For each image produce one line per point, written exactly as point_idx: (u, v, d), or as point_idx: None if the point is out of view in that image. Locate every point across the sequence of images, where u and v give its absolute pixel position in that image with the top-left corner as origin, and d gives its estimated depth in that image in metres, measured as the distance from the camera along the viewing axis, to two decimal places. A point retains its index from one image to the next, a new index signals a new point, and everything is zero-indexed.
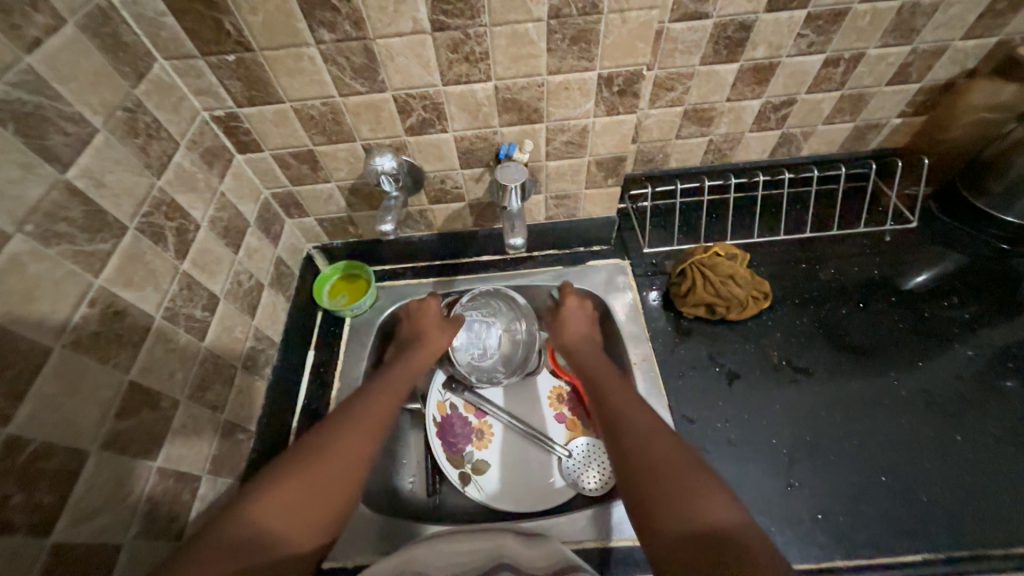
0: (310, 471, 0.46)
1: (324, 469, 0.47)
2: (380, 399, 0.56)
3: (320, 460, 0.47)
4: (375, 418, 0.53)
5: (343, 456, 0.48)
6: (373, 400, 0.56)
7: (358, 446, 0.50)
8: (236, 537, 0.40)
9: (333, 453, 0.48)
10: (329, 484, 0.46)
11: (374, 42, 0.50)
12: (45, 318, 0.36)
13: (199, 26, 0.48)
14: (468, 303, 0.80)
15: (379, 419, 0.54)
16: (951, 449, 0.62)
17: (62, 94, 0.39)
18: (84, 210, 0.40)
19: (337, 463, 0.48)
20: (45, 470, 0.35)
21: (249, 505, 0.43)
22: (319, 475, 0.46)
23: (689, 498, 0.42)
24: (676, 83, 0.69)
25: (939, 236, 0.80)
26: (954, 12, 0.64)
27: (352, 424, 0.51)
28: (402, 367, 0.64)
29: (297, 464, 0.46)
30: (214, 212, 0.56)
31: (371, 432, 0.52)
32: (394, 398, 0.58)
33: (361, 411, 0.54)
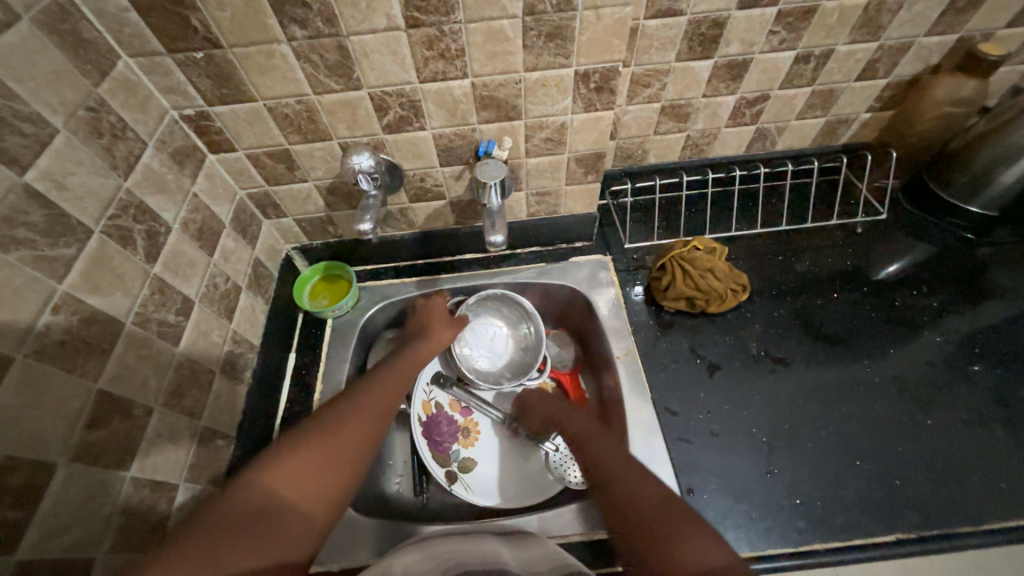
0: (315, 451, 0.46)
1: (328, 451, 0.46)
2: (385, 388, 0.56)
3: (324, 442, 0.47)
4: (379, 407, 0.53)
5: (346, 441, 0.48)
6: (378, 388, 0.55)
7: (362, 432, 0.49)
8: (238, 512, 0.39)
9: (337, 437, 0.48)
10: (332, 467, 0.46)
11: (348, 39, 0.50)
12: (5, 326, 0.35)
13: (164, 22, 0.46)
14: (474, 305, 0.82)
15: (383, 407, 0.54)
16: (922, 433, 0.64)
17: (17, 94, 0.37)
18: (45, 214, 0.39)
19: (341, 447, 0.47)
20: (8, 485, 0.33)
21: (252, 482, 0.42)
22: (323, 457, 0.46)
23: (674, 545, 0.43)
24: (653, 79, 0.70)
25: (909, 227, 0.83)
26: (917, 10, 0.65)
27: (356, 410, 0.51)
28: (409, 359, 0.63)
29: (301, 444, 0.46)
30: (187, 214, 0.55)
31: (373, 420, 0.51)
32: (399, 387, 0.58)
33: (366, 398, 0.53)
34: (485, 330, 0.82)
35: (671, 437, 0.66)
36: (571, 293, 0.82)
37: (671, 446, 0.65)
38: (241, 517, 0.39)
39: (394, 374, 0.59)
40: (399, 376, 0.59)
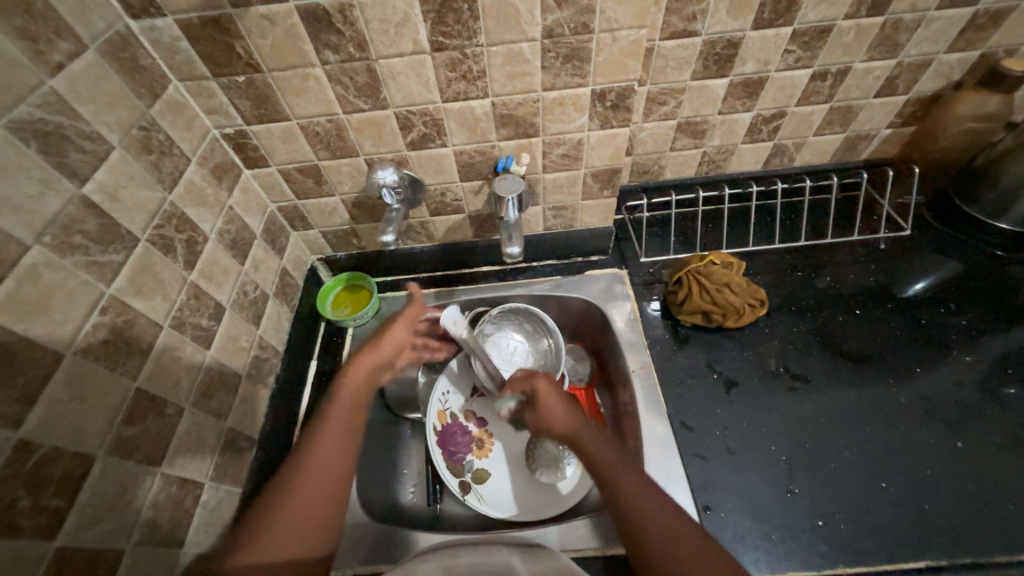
0: (284, 512, 0.45)
1: (298, 506, 0.45)
2: (340, 413, 0.52)
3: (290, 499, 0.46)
4: (337, 434, 0.50)
5: (312, 486, 0.47)
6: (332, 412, 0.52)
7: (325, 470, 0.48)
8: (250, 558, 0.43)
9: (302, 487, 0.46)
10: (308, 518, 0.45)
11: (376, 62, 0.53)
12: (58, 325, 0.37)
13: (212, 50, 0.50)
14: (495, 316, 0.81)
15: (342, 433, 0.50)
16: (952, 455, 0.62)
17: (81, 114, 0.41)
18: (99, 223, 0.42)
19: (308, 494, 0.46)
20: (53, 475, 0.35)
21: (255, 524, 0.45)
22: (295, 514, 0.45)
23: None
24: (669, 97, 0.72)
25: (935, 244, 0.81)
26: (936, 27, 0.66)
27: (314, 448, 0.49)
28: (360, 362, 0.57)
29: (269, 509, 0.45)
30: (222, 225, 0.58)
31: (342, 428, 0.51)
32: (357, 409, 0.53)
33: (321, 429, 0.50)
34: (506, 344, 0.81)
35: (687, 452, 0.65)
36: (587, 306, 0.83)
37: (687, 462, 0.64)
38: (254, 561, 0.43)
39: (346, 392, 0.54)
40: (352, 394, 0.54)
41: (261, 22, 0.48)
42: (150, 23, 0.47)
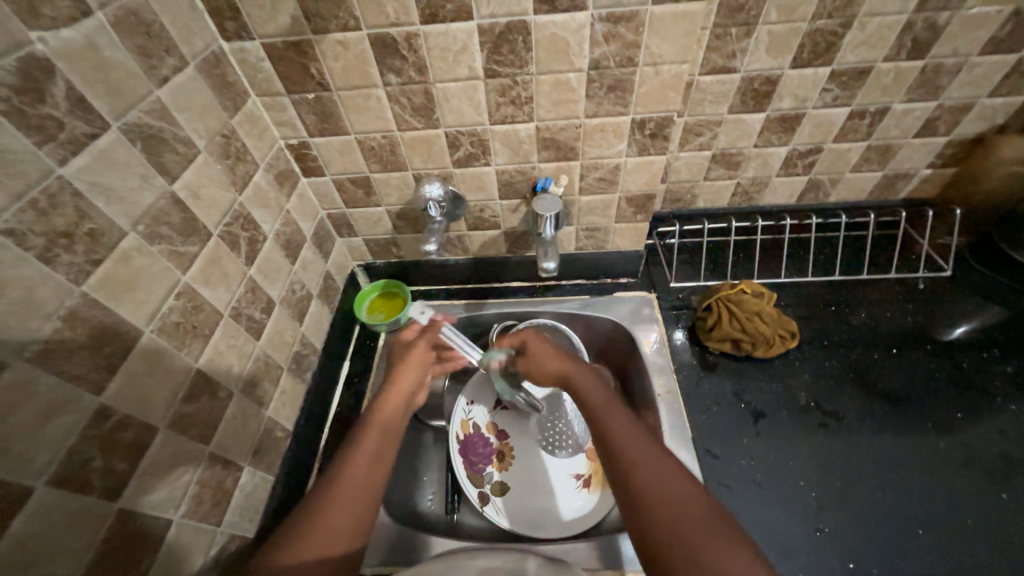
0: (324, 522, 0.45)
1: (339, 515, 0.46)
2: (379, 426, 0.54)
3: (330, 509, 0.46)
4: (375, 447, 0.52)
5: (353, 490, 0.48)
6: (370, 424, 0.54)
7: (364, 482, 0.49)
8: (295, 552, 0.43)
9: (343, 497, 0.47)
10: (346, 526, 0.46)
11: (434, 86, 0.57)
12: (141, 305, 0.41)
13: (289, 70, 0.56)
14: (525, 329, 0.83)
15: (381, 446, 0.53)
16: (995, 507, 0.59)
17: (178, 121, 0.46)
18: (182, 217, 0.46)
19: (350, 503, 0.47)
20: (122, 440, 0.39)
21: (299, 524, 0.45)
22: (335, 522, 0.46)
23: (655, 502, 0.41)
24: (705, 129, 0.74)
25: (978, 287, 0.79)
26: (979, 72, 0.66)
27: (353, 461, 0.50)
28: (396, 374, 0.59)
29: (308, 518, 0.46)
30: (280, 227, 0.63)
31: (383, 432, 0.54)
32: (395, 425, 0.55)
33: (362, 437, 0.52)
34: None
35: (711, 480, 0.64)
36: (614, 327, 0.84)
37: (710, 489, 0.64)
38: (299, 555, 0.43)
39: (384, 409, 0.56)
40: (391, 411, 0.56)
41: (335, 47, 0.54)
42: (240, 45, 0.53)
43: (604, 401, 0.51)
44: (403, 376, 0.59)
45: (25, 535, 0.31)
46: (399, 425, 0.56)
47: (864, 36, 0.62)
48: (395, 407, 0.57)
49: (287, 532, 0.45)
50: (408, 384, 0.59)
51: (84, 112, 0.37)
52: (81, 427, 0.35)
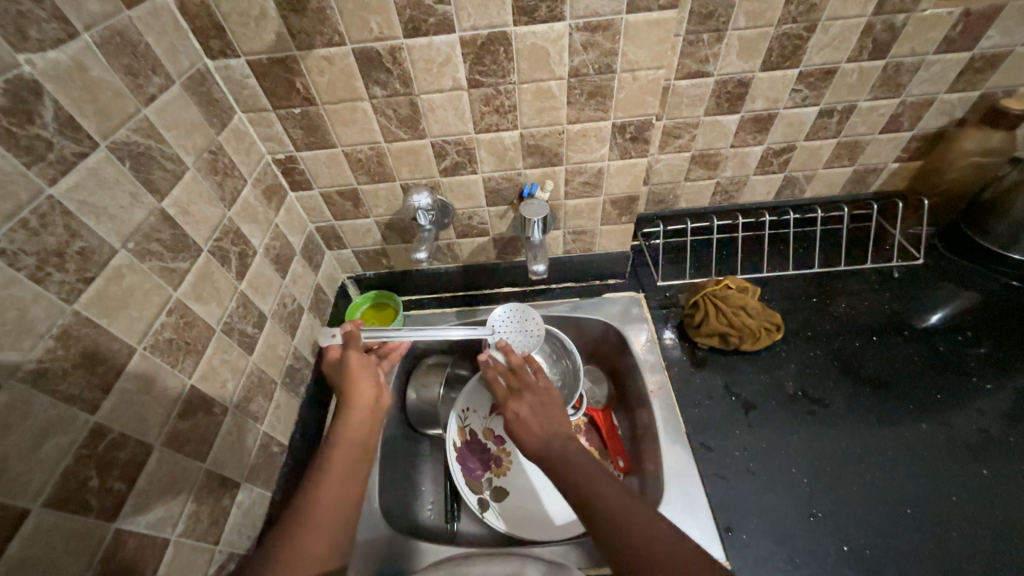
0: (305, 543, 0.45)
1: (321, 534, 0.46)
2: (348, 439, 0.54)
3: (311, 529, 0.46)
4: (346, 463, 0.52)
5: (332, 500, 0.48)
6: (340, 439, 0.53)
7: (341, 498, 0.49)
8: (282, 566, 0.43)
9: (322, 514, 0.47)
10: (328, 544, 0.46)
11: (419, 97, 0.59)
12: (133, 322, 0.41)
13: (275, 86, 0.57)
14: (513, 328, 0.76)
15: (352, 461, 0.52)
16: (977, 484, 0.61)
17: (166, 139, 0.47)
18: (171, 233, 0.46)
19: (332, 520, 0.47)
20: (118, 459, 0.38)
21: (282, 537, 0.45)
22: (317, 541, 0.45)
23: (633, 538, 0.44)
24: (683, 131, 0.77)
25: (949, 273, 0.83)
26: (936, 70, 0.70)
27: (327, 480, 0.50)
28: (354, 386, 0.58)
29: (290, 542, 0.44)
30: (269, 240, 0.63)
31: (354, 444, 0.53)
32: (365, 437, 0.55)
33: (334, 449, 0.53)
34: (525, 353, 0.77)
35: (706, 472, 0.65)
36: (604, 327, 0.85)
37: (706, 481, 0.65)
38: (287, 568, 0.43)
39: (351, 422, 0.55)
40: (357, 425, 0.55)
41: (320, 62, 0.55)
42: (225, 63, 0.54)
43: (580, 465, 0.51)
44: (359, 388, 0.58)
45: (21, 558, 0.31)
46: (371, 436, 0.56)
47: (828, 39, 0.66)
48: (362, 418, 0.56)
49: (272, 546, 0.44)
50: (368, 395, 0.58)
51: (73, 132, 0.37)
52: (76, 447, 0.35)
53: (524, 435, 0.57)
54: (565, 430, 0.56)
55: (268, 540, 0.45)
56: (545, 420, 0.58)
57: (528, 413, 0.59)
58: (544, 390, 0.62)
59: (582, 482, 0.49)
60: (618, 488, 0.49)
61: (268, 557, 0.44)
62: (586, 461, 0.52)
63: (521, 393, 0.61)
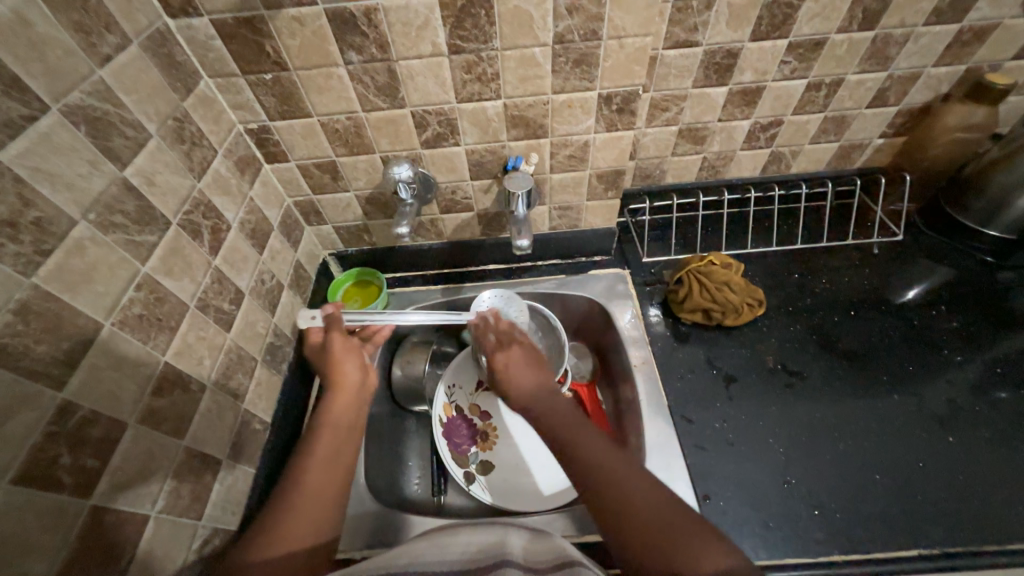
0: (290, 524, 0.44)
1: (309, 515, 0.46)
2: (332, 422, 0.54)
3: (295, 509, 0.46)
4: (332, 445, 0.52)
5: (318, 482, 0.48)
6: (324, 422, 0.53)
7: (328, 480, 0.49)
8: (270, 549, 0.42)
9: (308, 495, 0.47)
10: (313, 523, 0.45)
11: (397, 63, 0.56)
12: (99, 297, 0.40)
13: (243, 48, 0.54)
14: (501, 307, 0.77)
15: (337, 443, 0.52)
16: (942, 450, 0.64)
17: (125, 104, 0.44)
18: (136, 205, 0.44)
19: (316, 502, 0.47)
20: (90, 437, 0.38)
21: (270, 521, 0.45)
22: (301, 522, 0.45)
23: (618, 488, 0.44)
24: (670, 104, 0.75)
25: (926, 249, 0.84)
26: (924, 42, 0.69)
27: (312, 463, 0.49)
28: (337, 370, 0.58)
29: (277, 525, 0.44)
30: (244, 215, 0.61)
31: (340, 426, 0.53)
32: (349, 419, 0.55)
33: (319, 433, 0.52)
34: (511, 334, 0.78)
35: (687, 443, 0.67)
36: (589, 304, 0.85)
37: (687, 453, 0.66)
38: (275, 550, 0.42)
39: (334, 405, 0.55)
40: (342, 407, 0.55)
41: (290, 24, 0.52)
42: (187, 22, 0.51)
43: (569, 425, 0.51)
44: (342, 370, 0.58)
45: None
46: (357, 417, 0.56)
47: (818, 8, 0.64)
48: (346, 401, 0.56)
49: (259, 531, 0.44)
50: (351, 377, 0.58)
51: (19, 93, 0.35)
52: (45, 424, 0.34)
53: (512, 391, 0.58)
54: (553, 387, 0.57)
55: (256, 526, 0.45)
56: (532, 377, 0.58)
57: (517, 369, 0.59)
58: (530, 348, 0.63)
59: (567, 435, 0.50)
60: (602, 440, 0.49)
61: (255, 541, 0.43)
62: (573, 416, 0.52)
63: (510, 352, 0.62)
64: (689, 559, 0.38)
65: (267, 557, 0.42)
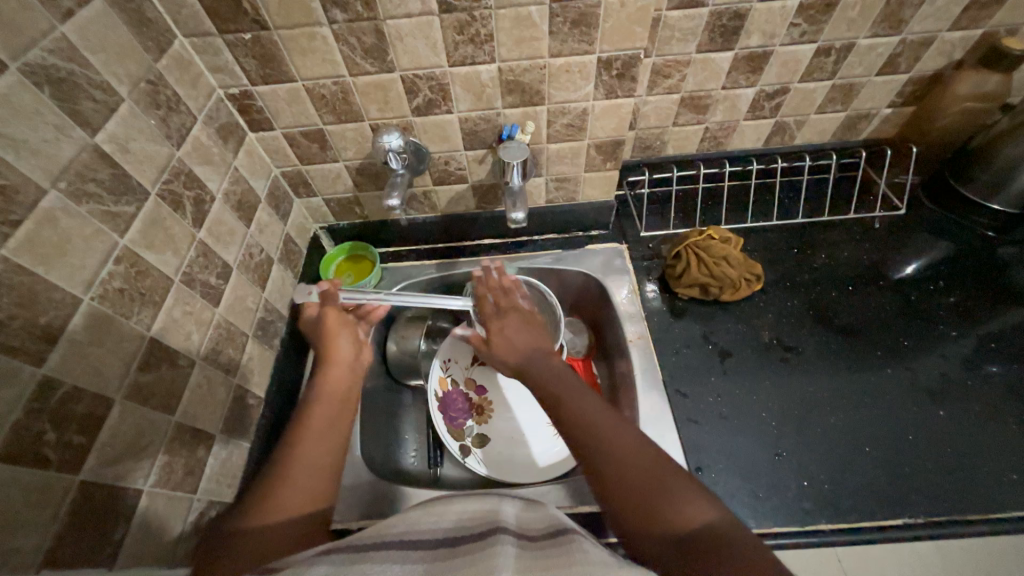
0: (286, 490, 0.45)
1: (305, 481, 0.46)
2: (327, 393, 0.54)
3: (291, 476, 0.46)
4: (327, 414, 0.52)
5: (313, 448, 0.48)
6: (319, 393, 0.54)
7: (322, 446, 0.49)
8: (268, 512, 0.43)
9: (304, 461, 0.47)
10: (309, 492, 0.46)
11: (384, 23, 0.53)
12: (75, 271, 0.38)
13: (218, 4, 0.50)
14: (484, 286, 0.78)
15: (332, 411, 0.53)
16: (931, 423, 0.65)
17: (91, 63, 0.41)
18: (111, 173, 0.42)
19: (311, 467, 0.47)
20: (75, 413, 0.37)
21: (266, 486, 0.45)
22: (299, 487, 0.45)
23: (608, 439, 0.44)
24: (673, 70, 0.72)
25: (927, 223, 0.83)
26: (941, 4, 0.66)
27: (306, 430, 0.50)
28: (331, 343, 0.59)
29: (272, 490, 0.45)
30: (228, 185, 0.59)
31: (334, 396, 0.54)
32: (344, 390, 0.55)
33: (314, 403, 0.53)
34: None
35: (681, 417, 0.67)
36: (586, 279, 0.84)
37: (681, 426, 0.67)
38: (273, 513, 0.43)
39: (330, 376, 0.56)
40: (337, 378, 0.56)
41: None
42: None
43: (564, 381, 0.52)
44: (336, 343, 0.59)
45: None
46: (353, 389, 0.57)
47: None
48: (341, 372, 0.57)
49: (255, 496, 0.45)
50: (345, 349, 0.59)
51: None
52: (26, 400, 0.34)
53: (504, 352, 0.58)
54: (546, 346, 0.58)
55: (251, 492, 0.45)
56: (528, 336, 0.59)
57: (512, 330, 0.60)
58: (525, 311, 0.63)
59: (561, 391, 0.50)
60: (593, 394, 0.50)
61: (250, 506, 0.44)
62: (566, 372, 0.53)
63: (505, 314, 0.62)
64: (671, 511, 0.39)
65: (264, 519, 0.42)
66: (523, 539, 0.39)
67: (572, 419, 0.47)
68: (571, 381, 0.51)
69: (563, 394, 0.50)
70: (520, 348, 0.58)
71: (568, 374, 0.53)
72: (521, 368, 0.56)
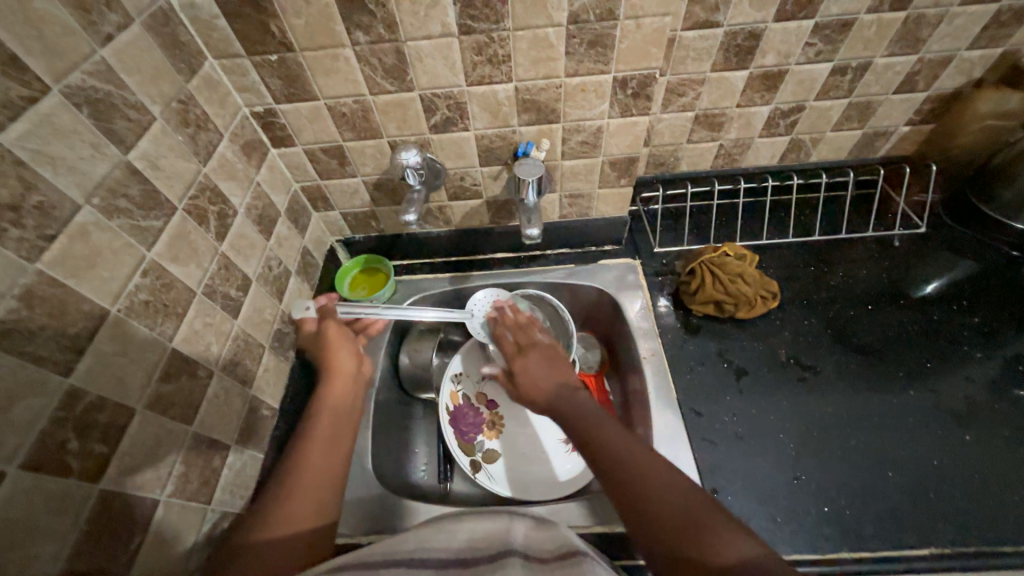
0: (290, 506, 0.45)
1: (308, 496, 0.46)
2: (330, 408, 0.54)
3: (294, 491, 0.46)
4: (329, 428, 0.52)
5: (316, 463, 0.48)
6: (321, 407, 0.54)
7: (324, 460, 0.49)
8: (271, 531, 0.43)
9: (307, 476, 0.47)
10: (314, 504, 0.46)
11: (405, 45, 0.54)
12: (104, 284, 0.39)
13: (247, 27, 0.52)
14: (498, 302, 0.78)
15: (335, 426, 0.53)
16: (958, 448, 0.62)
17: (127, 85, 0.43)
18: (140, 189, 0.44)
19: (314, 482, 0.47)
20: (98, 422, 0.38)
21: (267, 502, 0.45)
22: (302, 503, 0.45)
23: (642, 481, 0.43)
24: (688, 88, 0.72)
25: (948, 242, 0.81)
26: (959, 23, 0.66)
27: (308, 444, 0.50)
28: (330, 356, 0.58)
29: (275, 505, 0.44)
30: (251, 200, 0.60)
31: (336, 410, 0.54)
32: (346, 404, 0.56)
33: (317, 418, 0.53)
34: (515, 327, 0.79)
35: (696, 436, 0.66)
36: (598, 294, 0.84)
37: (695, 445, 0.65)
38: (275, 531, 0.43)
39: (332, 390, 0.56)
40: (339, 391, 0.56)
41: (295, 2, 0.50)
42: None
43: (592, 419, 0.51)
44: (336, 355, 0.58)
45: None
46: (354, 403, 0.57)
47: None
48: (342, 385, 0.57)
49: (258, 513, 0.44)
50: (347, 362, 0.58)
51: (18, 72, 0.34)
52: (54, 409, 0.34)
53: (529, 389, 0.57)
54: (571, 381, 0.57)
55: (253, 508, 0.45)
56: (552, 373, 0.58)
57: (533, 364, 0.59)
58: (547, 345, 0.63)
59: (587, 429, 0.50)
60: (621, 431, 0.49)
61: (252, 523, 0.43)
62: (592, 410, 0.52)
63: (526, 350, 0.62)
64: (710, 549, 0.37)
65: (266, 537, 0.42)
66: (529, 561, 0.38)
67: (605, 460, 0.46)
68: (598, 421, 0.50)
69: (590, 432, 0.49)
70: (545, 385, 0.57)
71: (592, 410, 0.52)
72: (547, 406, 0.55)
